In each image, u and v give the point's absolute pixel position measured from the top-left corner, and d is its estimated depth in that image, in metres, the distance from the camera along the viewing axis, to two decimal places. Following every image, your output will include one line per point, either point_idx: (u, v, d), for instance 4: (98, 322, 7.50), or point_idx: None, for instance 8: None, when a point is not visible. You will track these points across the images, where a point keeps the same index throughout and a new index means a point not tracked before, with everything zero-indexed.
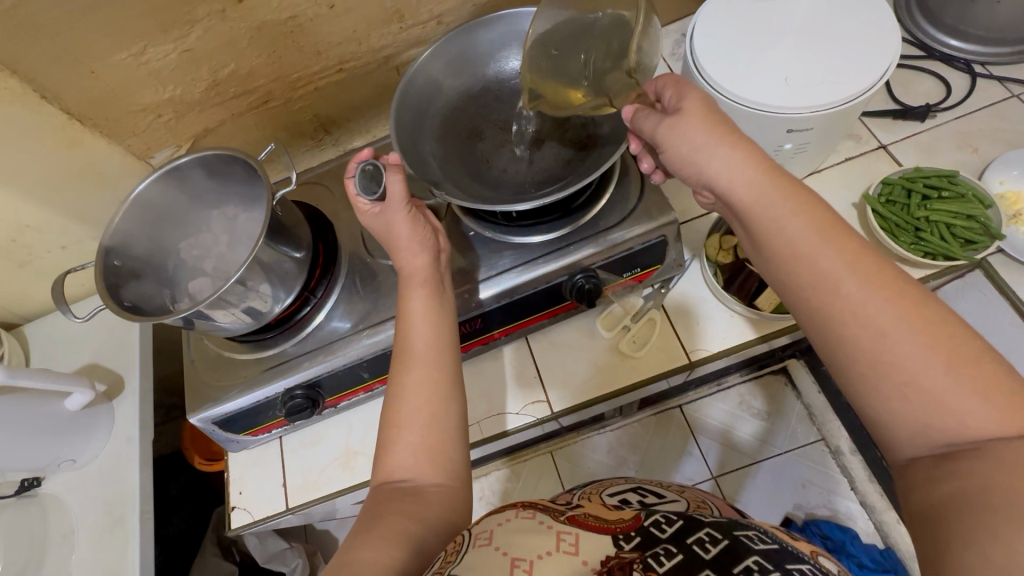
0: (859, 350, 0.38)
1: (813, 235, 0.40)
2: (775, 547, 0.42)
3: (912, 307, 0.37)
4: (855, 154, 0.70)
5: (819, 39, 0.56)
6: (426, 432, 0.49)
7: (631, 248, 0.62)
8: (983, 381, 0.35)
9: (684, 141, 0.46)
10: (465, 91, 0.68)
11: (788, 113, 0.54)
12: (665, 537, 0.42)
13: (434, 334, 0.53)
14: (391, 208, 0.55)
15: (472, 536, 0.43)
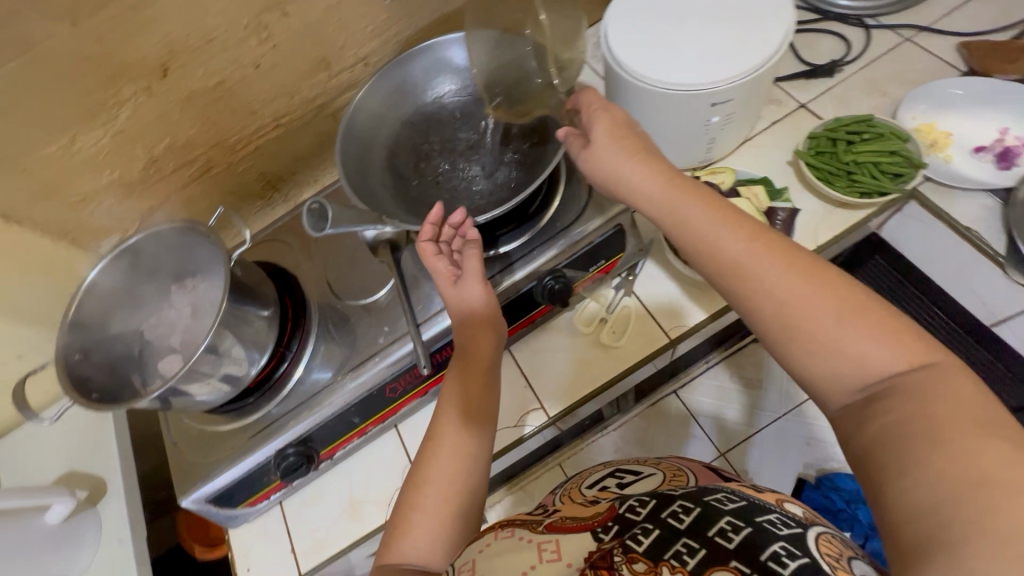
0: (768, 314, 0.41)
1: (714, 223, 0.44)
2: (743, 504, 0.43)
3: (807, 270, 0.40)
4: (779, 118, 0.74)
5: (721, 16, 0.60)
6: (442, 517, 0.51)
7: (592, 242, 0.63)
8: (884, 332, 0.37)
9: (602, 161, 0.50)
10: (404, 123, 0.69)
11: (708, 88, 0.57)
12: (641, 519, 0.44)
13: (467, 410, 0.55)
14: (466, 277, 0.58)
15: (456, 569, 0.45)
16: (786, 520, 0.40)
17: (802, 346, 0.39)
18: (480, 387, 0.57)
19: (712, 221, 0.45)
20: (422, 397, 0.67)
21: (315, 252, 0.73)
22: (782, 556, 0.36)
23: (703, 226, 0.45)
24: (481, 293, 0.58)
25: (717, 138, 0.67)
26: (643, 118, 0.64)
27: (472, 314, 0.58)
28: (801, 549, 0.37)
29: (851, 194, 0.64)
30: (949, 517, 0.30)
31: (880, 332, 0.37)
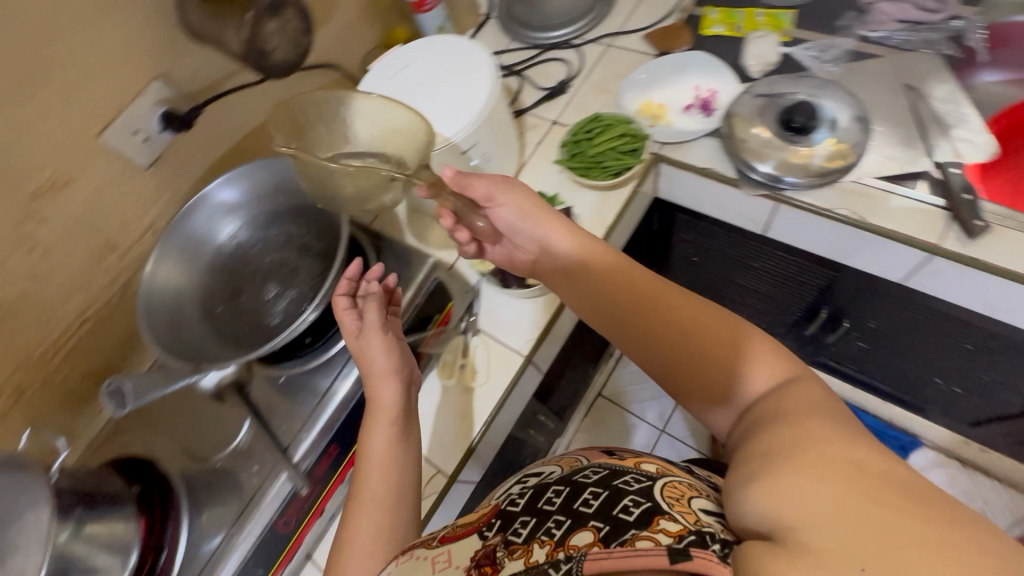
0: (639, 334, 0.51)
1: (611, 254, 0.55)
2: (648, 482, 0.41)
3: (672, 299, 0.50)
4: (540, 138, 0.85)
5: (440, 83, 0.70)
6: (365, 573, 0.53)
7: (417, 300, 0.70)
8: (729, 344, 0.46)
9: (478, 188, 0.58)
10: (204, 273, 0.69)
11: (453, 140, 0.66)
12: (524, 514, 0.44)
13: (393, 470, 0.58)
14: (368, 331, 0.62)
15: None
16: (638, 477, 0.42)
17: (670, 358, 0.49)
18: (398, 440, 0.59)
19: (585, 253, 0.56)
20: (320, 517, 0.66)
21: (162, 424, 0.70)
22: (629, 505, 0.38)
23: (577, 254, 0.56)
24: (386, 361, 0.61)
25: (489, 175, 0.76)
26: (418, 183, 0.72)
27: (382, 387, 0.60)
28: (647, 497, 0.38)
29: (608, 177, 0.74)
30: (783, 454, 0.34)
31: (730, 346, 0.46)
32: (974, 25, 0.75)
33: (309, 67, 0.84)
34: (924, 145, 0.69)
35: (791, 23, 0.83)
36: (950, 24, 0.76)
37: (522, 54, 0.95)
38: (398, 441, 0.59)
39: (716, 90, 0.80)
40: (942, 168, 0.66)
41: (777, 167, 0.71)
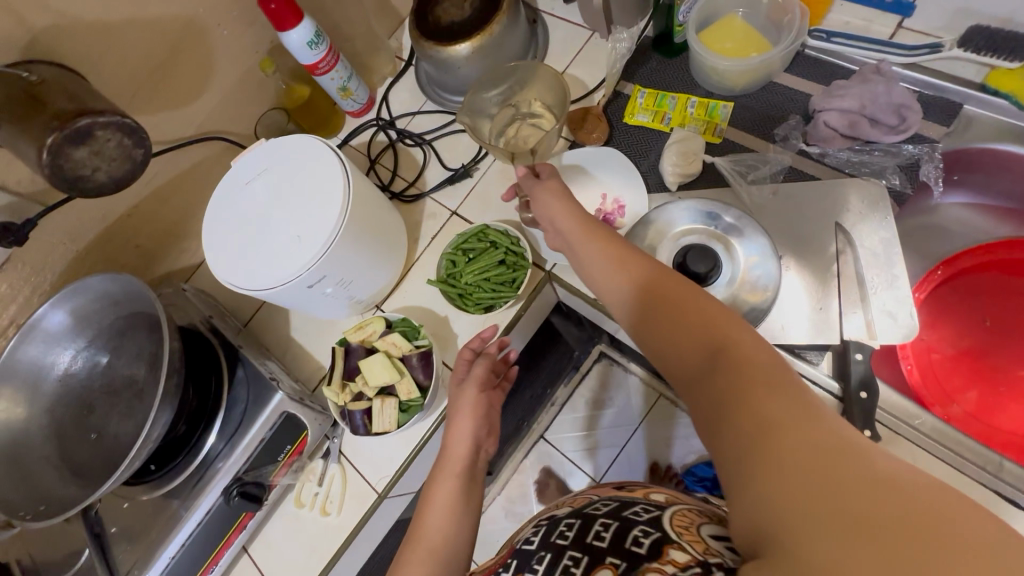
0: (660, 323, 0.46)
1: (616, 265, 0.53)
2: (657, 513, 0.46)
3: (649, 290, 0.49)
4: (435, 232, 0.78)
5: (289, 203, 0.62)
6: None
7: (264, 437, 0.66)
8: (744, 371, 0.39)
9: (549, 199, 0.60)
10: (44, 399, 0.65)
11: (292, 280, 0.59)
12: (550, 546, 0.49)
13: (450, 525, 0.55)
14: (467, 383, 0.63)
15: None
16: (647, 511, 0.47)
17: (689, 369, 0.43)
18: (462, 489, 0.58)
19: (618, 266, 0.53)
20: None
21: None
22: (639, 537, 0.43)
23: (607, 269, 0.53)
24: (472, 403, 0.62)
25: (357, 293, 0.70)
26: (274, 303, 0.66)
27: (450, 453, 0.60)
28: (655, 526, 0.44)
29: (479, 309, 0.69)
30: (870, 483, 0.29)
31: (749, 363, 0.39)
32: (932, 153, 0.64)
33: (184, 143, 0.76)
34: (837, 307, 0.61)
35: (725, 119, 0.70)
36: (905, 147, 0.65)
37: (435, 118, 0.85)
38: (463, 496, 0.57)
39: (622, 202, 0.69)
40: (848, 346, 0.59)
41: None
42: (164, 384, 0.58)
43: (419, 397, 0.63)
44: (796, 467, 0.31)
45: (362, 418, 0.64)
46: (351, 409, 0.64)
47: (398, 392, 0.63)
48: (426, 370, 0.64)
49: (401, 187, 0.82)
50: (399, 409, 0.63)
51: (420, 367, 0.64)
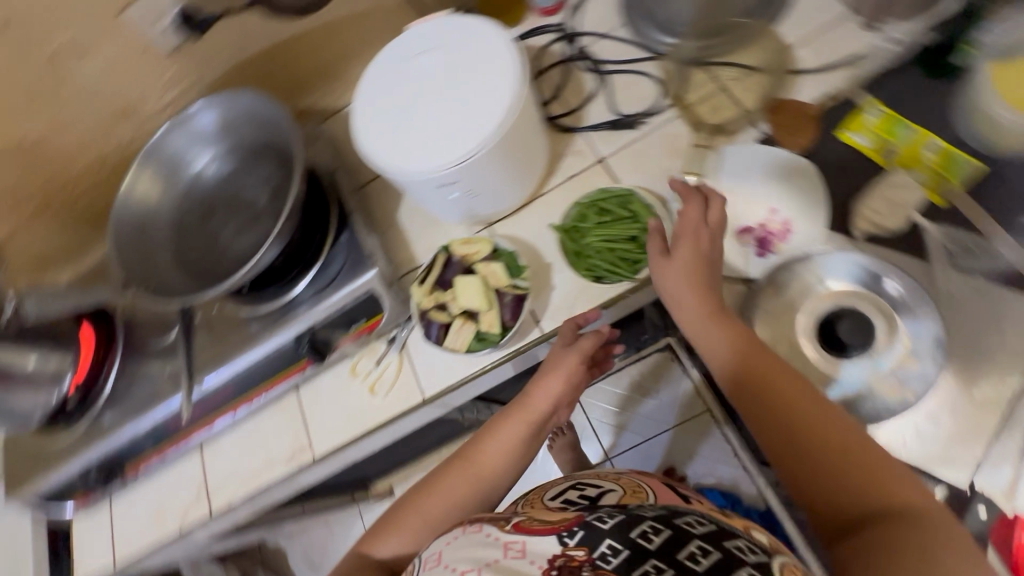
0: (755, 401, 0.47)
1: (736, 339, 0.51)
2: (764, 558, 0.41)
3: (775, 377, 0.48)
4: (574, 172, 0.73)
5: (450, 94, 0.58)
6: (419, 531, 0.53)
7: (345, 305, 0.67)
8: (850, 458, 0.42)
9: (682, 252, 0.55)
10: (180, 188, 0.72)
11: (426, 174, 0.57)
12: (607, 527, 0.44)
13: (506, 464, 0.56)
14: (569, 350, 0.59)
15: (421, 561, 0.47)
16: (699, 522, 0.45)
17: (784, 451, 0.44)
18: (529, 438, 0.57)
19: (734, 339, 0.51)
20: (208, 429, 0.75)
21: None
22: None
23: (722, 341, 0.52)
24: (570, 364, 0.58)
25: (476, 204, 0.66)
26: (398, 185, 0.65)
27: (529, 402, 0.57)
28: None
29: (589, 275, 0.64)
30: None
31: (860, 457, 0.42)
32: None
33: None
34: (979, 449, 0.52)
35: (962, 179, 0.59)
36: None
37: (623, 49, 0.75)
38: (524, 443, 0.57)
39: (792, 226, 0.61)
40: None
41: None
42: (283, 224, 0.61)
43: (498, 333, 0.62)
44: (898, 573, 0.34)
45: (439, 330, 0.64)
46: (431, 316, 0.64)
47: (479, 322, 0.63)
48: (513, 313, 0.62)
49: (558, 111, 0.76)
50: (473, 337, 0.63)
51: (508, 308, 0.63)
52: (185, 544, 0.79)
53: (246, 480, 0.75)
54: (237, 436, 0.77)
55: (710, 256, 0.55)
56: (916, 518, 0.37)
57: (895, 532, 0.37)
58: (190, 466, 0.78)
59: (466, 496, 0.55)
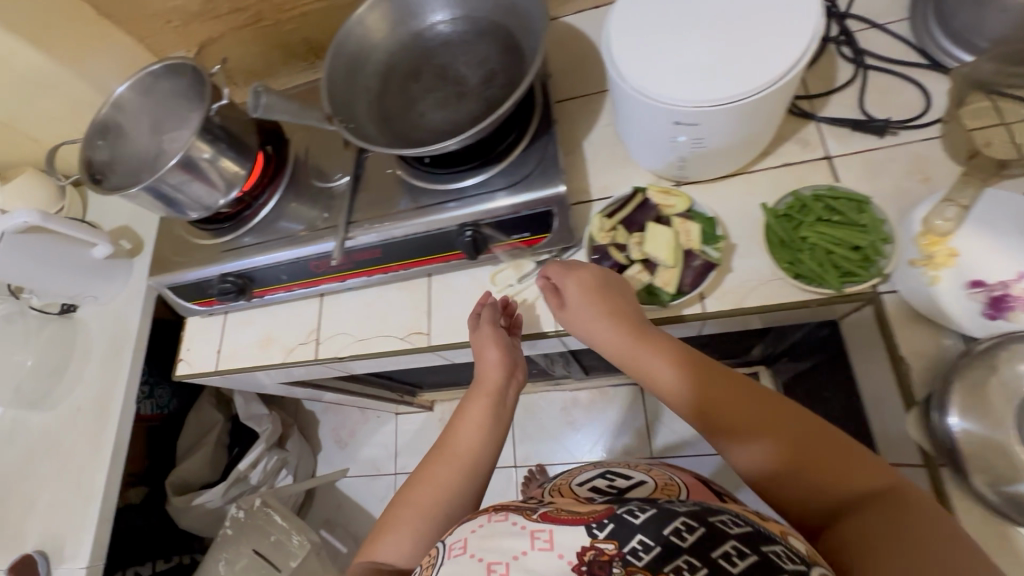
0: (709, 431, 0.49)
1: (689, 390, 0.50)
2: (802, 568, 0.39)
3: (771, 416, 0.46)
4: (792, 161, 0.67)
5: (728, 30, 0.53)
6: (413, 535, 0.54)
7: (518, 212, 0.66)
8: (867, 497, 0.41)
9: (571, 296, 0.58)
10: (400, 41, 0.72)
11: (672, 105, 0.53)
12: (636, 523, 0.44)
13: (484, 441, 0.59)
14: (482, 328, 0.65)
15: (447, 545, 0.48)
16: (735, 519, 0.44)
17: (772, 477, 0.45)
18: (495, 408, 0.61)
19: (693, 394, 0.49)
20: (340, 281, 0.77)
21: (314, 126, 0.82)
22: None
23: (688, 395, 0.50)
24: (496, 356, 0.63)
25: (690, 159, 0.62)
26: (620, 110, 0.61)
27: (483, 378, 0.62)
28: None
29: (790, 272, 0.59)
30: None
31: (810, 439, 0.44)
32: None
33: None
34: None
35: None
36: None
37: (896, 49, 0.68)
38: (495, 413, 0.61)
39: None
40: None
41: (970, 434, 0.50)
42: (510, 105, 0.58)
43: (669, 294, 0.59)
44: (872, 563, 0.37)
45: (609, 269, 0.61)
46: (606, 251, 0.62)
47: (654, 275, 0.59)
48: (695, 279, 0.58)
49: (797, 92, 0.69)
50: (642, 288, 0.60)
51: (691, 272, 0.58)
52: (279, 373, 0.82)
53: (359, 342, 0.77)
54: (361, 296, 0.79)
55: (627, 304, 0.56)
56: (871, 497, 0.41)
57: (858, 523, 0.40)
58: (310, 309, 0.81)
59: (456, 479, 0.57)
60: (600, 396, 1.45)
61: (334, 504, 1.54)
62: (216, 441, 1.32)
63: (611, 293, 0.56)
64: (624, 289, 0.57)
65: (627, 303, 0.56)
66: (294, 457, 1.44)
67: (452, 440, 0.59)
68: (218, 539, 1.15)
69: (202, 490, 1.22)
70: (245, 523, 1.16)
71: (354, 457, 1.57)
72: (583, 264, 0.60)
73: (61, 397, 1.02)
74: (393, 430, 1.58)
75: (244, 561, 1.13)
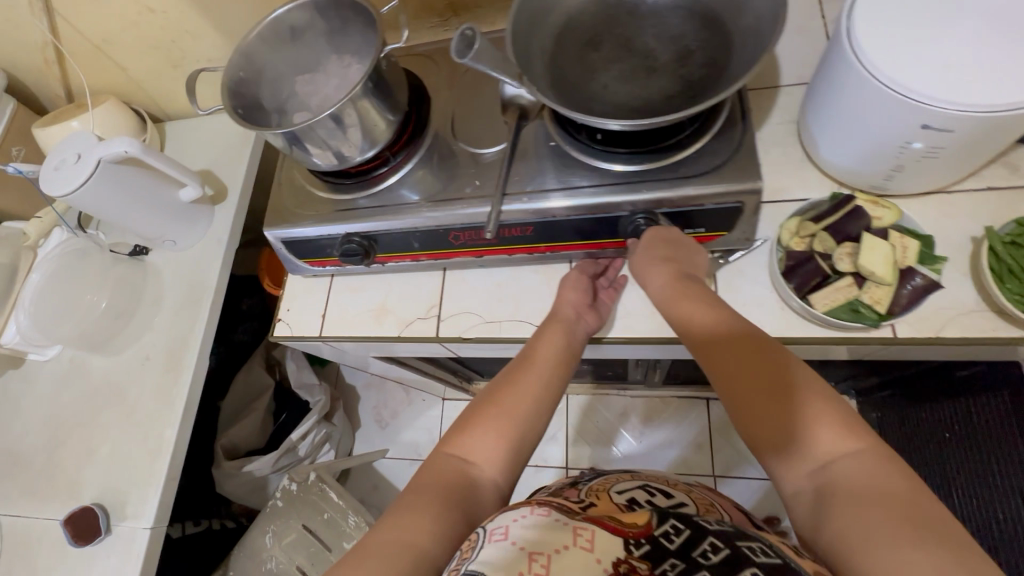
0: (739, 391, 0.50)
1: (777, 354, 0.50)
2: None
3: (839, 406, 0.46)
4: (999, 185, 0.61)
5: (1004, 30, 0.48)
6: (490, 435, 0.56)
7: (702, 205, 0.61)
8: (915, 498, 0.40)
9: (642, 249, 0.62)
10: (582, 5, 0.66)
11: (933, 105, 0.48)
12: (672, 549, 0.42)
13: (560, 365, 0.61)
14: (578, 277, 0.66)
15: (486, 532, 0.45)
16: (766, 550, 0.41)
17: (770, 422, 0.47)
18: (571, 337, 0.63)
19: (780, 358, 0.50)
20: (475, 257, 0.72)
21: (457, 85, 0.76)
22: None
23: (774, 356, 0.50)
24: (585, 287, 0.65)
25: (906, 169, 0.57)
26: (841, 106, 0.56)
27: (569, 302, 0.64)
28: None
29: (1015, 304, 0.53)
30: None
31: (832, 404, 0.46)
32: None
33: None
34: None
35: None
36: None
37: None
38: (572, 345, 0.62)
39: None
40: None
41: None
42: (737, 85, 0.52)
43: (880, 312, 0.54)
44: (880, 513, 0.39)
45: (812, 278, 0.56)
46: (808, 258, 0.56)
47: (865, 291, 0.54)
48: (911, 300, 0.53)
49: None
50: (848, 303, 0.55)
51: (908, 292, 0.53)
52: (389, 347, 0.77)
53: (488, 324, 0.72)
54: (492, 275, 0.74)
55: (685, 270, 0.60)
56: (859, 453, 0.43)
57: (849, 471, 0.43)
58: (431, 282, 0.76)
59: (510, 427, 0.56)
60: (661, 406, 1.40)
61: (369, 484, 1.48)
62: (266, 407, 1.26)
63: (680, 255, 0.61)
64: (692, 257, 0.61)
65: (694, 278, 0.60)
66: (338, 433, 1.39)
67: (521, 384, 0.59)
68: (267, 511, 1.10)
69: (252, 457, 1.18)
70: (296, 497, 1.11)
71: (394, 438, 1.52)
72: (666, 221, 0.63)
73: (126, 343, 0.95)
74: (437, 415, 1.52)
75: (293, 536, 1.08)
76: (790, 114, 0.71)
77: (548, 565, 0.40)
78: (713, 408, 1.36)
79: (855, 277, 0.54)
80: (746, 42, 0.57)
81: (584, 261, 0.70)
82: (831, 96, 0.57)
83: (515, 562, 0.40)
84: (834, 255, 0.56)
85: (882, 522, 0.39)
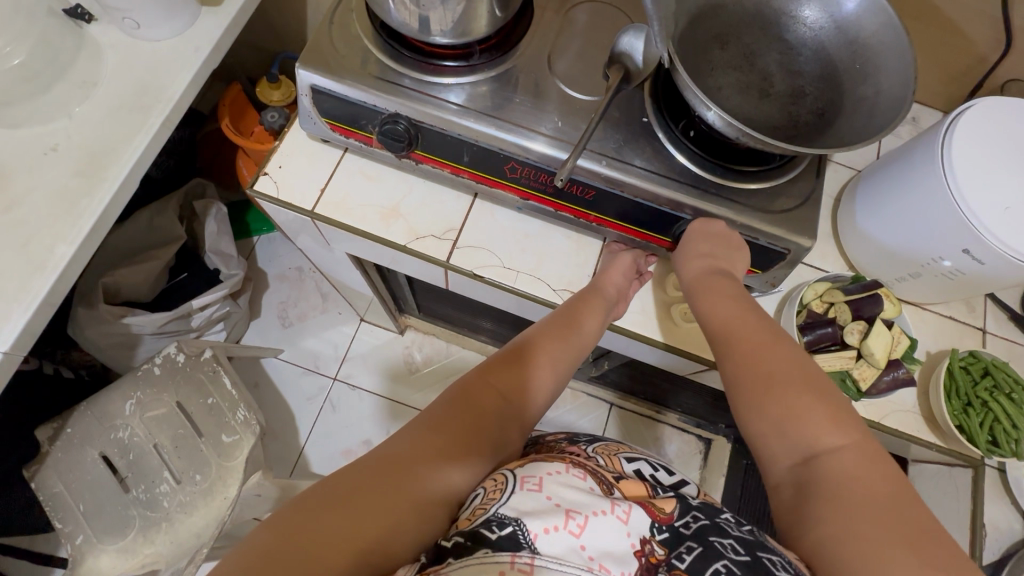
0: (749, 393, 0.53)
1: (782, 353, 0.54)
2: None
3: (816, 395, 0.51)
4: (960, 318, 0.71)
5: None
6: (497, 381, 0.58)
7: (756, 238, 0.62)
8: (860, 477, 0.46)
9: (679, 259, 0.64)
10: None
11: (983, 232, 0.55)
12: (691, 538, 0.46)
13: (591, 339, 0.63)
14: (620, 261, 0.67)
15: (517, 478, 0.49)
16: (785, 565, 0.44)
17: (764, 419, 0.51)
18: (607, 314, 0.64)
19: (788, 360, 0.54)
20: (518, 197, 0.67)
21: (561, 14, 0.69)
22: None
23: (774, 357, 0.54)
24: (626, 259, 0.67)
25: (920, 277, 0.65)
26: (903, 203, 0.62)
27: (605, 276, 0.66)
28: None
29: (951, 416, 0.63)
30: None
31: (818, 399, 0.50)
32: None
33: None
34: None
35: None
36: None
37: None
38: (604, 318, 0.64)
39: None
40: None
41: None
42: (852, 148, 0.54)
43: (861, 388, 0.62)
44: (855, 508, 0.44)
45: (823, 340, 0.62)
46: (823, 320, 0.63)
47: (857, 367, 0.62)
48: (888, 387, 0.62)
49: None
50: (841, 372, 0.62)
51: (889, 380, 0.62)
52: (383, 252, 0.70)
53: (504, 270, 0.68)
54: (523, 223, 0.70)
55: (724, 270, 0.60)
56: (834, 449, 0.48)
57: (835, 467, 0.47)
58: (456, 204, 0.70)
59: (524, 386, 0.59)
60: (570, 396, 1.46)
61: (251, 380, 1.35)
62: (169, 258, 1.08)
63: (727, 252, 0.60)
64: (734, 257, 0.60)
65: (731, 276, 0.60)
66: (240, 316, 1.23)
67: (552, 347, 0.61)
68: (138, 373, 0.97)
69: (137, 311, 1.02)
70: (181, 371, 0.99)
71: (293, 341, 1.38)
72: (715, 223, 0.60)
73: (32, 121, 0.74)
74: (350, 333, 1.41)
75: (161, 411, 0.97)
76: (832, 189, 0.77)
77: (583, 526, 0.43)
78: (614, 413, 1.45)
79: (856, 352, 0.62)
80: (858, 110, 0.60)
81: (617, 243, 0.70)
82: (898, 190, 0.62)
83: (552, 514, 0.43)
84: (847, 327, 0.62)
85: (865, 525, 0.43)
